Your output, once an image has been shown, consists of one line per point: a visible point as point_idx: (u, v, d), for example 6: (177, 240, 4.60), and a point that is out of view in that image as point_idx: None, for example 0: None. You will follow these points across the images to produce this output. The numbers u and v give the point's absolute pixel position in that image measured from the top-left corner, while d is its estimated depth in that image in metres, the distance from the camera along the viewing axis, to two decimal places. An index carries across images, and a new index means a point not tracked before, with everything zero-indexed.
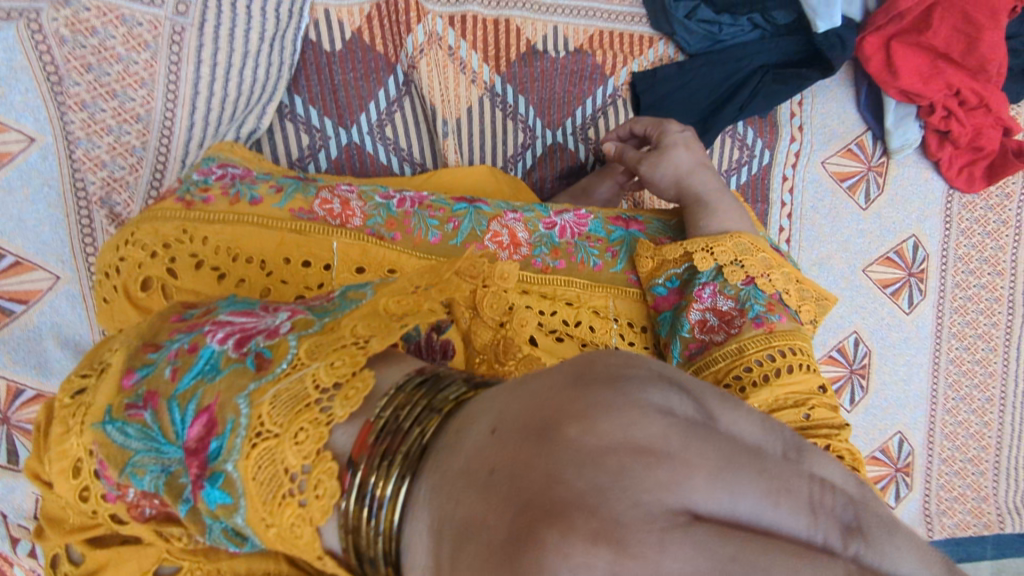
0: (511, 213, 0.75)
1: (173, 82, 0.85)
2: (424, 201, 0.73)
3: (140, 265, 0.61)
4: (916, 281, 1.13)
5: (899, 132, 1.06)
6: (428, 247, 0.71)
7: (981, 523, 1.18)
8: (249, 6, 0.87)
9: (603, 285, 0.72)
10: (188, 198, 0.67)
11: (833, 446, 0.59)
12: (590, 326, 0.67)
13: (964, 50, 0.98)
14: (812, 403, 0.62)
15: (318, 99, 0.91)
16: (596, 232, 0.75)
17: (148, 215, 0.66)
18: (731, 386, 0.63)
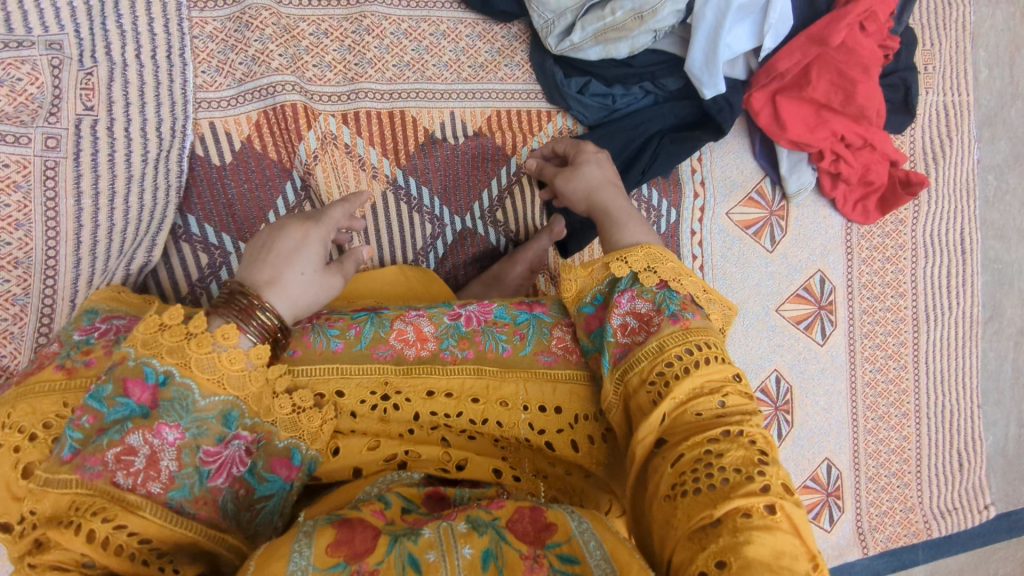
0: (415, 309, 0.76)
1: (52, 219, 0.80)
2: (322, 316, 0.75)
3: (16, 451, 0.59)
4: (826, 313, 1.18)
5: (795, 177, 1.11)
6: (332, 356, 0.72)
7: (911, 532, 1.25)
8: (128, 128, 0.83)
9: (515, 371, 0.72)
10: (69, 364, 0.65)
11: (747, 431, 0.57)
12: (496, 422, 0.70)
13: (844, 101, 1.01)
14: (727, 390, 0.61)
15: (213, 215, 0.89)
16: (501, 317, 0.75)
17: (23, 389, 0.63)
18: (653, 381, 0.63)
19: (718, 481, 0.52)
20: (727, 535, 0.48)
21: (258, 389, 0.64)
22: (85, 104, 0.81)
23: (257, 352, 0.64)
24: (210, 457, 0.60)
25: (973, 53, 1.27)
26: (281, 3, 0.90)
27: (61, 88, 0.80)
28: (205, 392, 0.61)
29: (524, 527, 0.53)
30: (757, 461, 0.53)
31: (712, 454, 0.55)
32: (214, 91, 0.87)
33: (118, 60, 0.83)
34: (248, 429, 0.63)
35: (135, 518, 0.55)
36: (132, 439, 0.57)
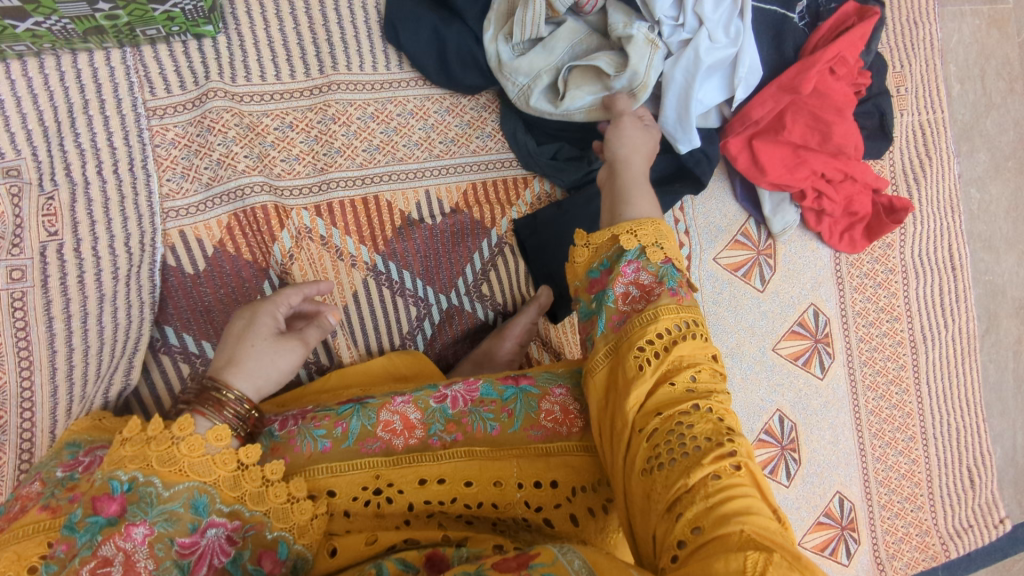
0: (399, 397, 0.78)
1: (23, 349, 0.76)
2: (306, 415, 0.75)
3: None
4: (823, 346, 1.17)
5: (779, 217, 1.10)
6: (321, 458, 0.72)
7: (930, 556, 1.23)
8: (95, 247, 0.81)
9: (506, 449, 0.75)
10: (53, 503, 0.61)
11: (716, 406, 0.57)
12: (492, 503, 0.73)
13: (821, 142, 1.00)
14: (702, 366, 0.61)
15: (191, 323, 0.87)
16: (487, 395, 0.79)
17: (7, 536, 0.59)
18: (644, 351, 0.61)
19: (692, 448, 0.53)
20: (702, 501, 0.49)
21: (230, 472, 0.63)
22: (48, 229, 0.79)
23: (217, 434, 0.64)
24: (186, 549, 0.60)
25: (942, 70, 1.27)
26: (243, 101, 0.88)
27: (22, 216, 0.77)
28: (168, 483, 0.61)
29: (508, 563, 0.52)
30: (727, 431, 0.54)
31: (684, 425, 0.55)
32: (181, 198, 0.85)
33: (80, 180, 0.81)
34: (221, 514, 0.62)
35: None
36: (105, 550, 0.58)
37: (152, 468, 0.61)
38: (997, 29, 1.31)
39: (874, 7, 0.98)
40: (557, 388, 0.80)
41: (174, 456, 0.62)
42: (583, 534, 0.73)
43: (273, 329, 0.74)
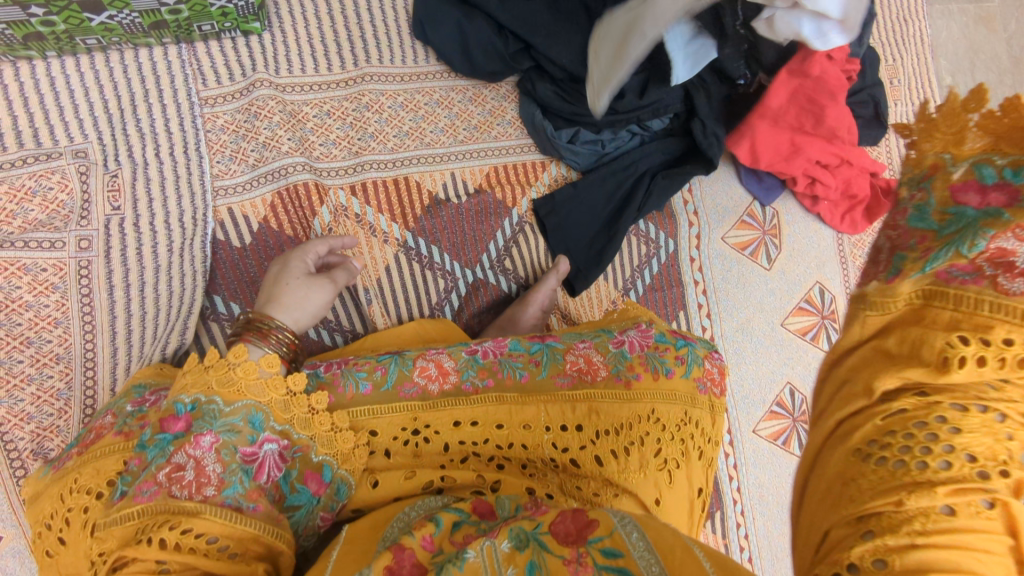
0: (433, 348, 0.85)
1: (88, 314, 0.85)
2: (349, 362, 0.81)
3: (86, 510, 0.65)
4: (830, 322, 1.22)
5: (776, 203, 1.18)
6: (362, 399, 0.78)
7: None
8: (152, 222, 0.89)
9: (534, 395, 0.82)
10: (127, 429, 0.71)
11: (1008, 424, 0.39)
12: (521, 444, 0.79)
13: (814, 125, 1.05)
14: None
15: (238, 293, 0.93)
16: (516, 349, 0.86)
17: (90, 454, 0.70)
18: (960, 329, 0.41)
19: (930, 461, 0.38)
20: (908, 527, 0.36)
21: (281, 395, 0.71)
22: (112, 204, 0.87)
23: (269, 361, 0.71)
24: (249, 458, 0.67)
25: (934, 64, 1.35)
26: (285, 91, 0.96)
27: (89, 193, 0.86)
28: (228, 400, 0.68)
29: (566, 531, 0.58)
30: (1001, 461, 0.38)
31: (949, 426, 0.39)
32: (229, 178, 0.93)
33: (140, 161, 0.89)
34: (275, 431, 0.70)
35: (198, 521, 0.60)
36: (177, 458, 0.65)
37: (214, 389, 0.69)
38: (985, 25, 1.39)
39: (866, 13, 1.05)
40: (580, 342, 0.88)
41: (232, 378, 0.69)
42: (607, 472, 0.79)
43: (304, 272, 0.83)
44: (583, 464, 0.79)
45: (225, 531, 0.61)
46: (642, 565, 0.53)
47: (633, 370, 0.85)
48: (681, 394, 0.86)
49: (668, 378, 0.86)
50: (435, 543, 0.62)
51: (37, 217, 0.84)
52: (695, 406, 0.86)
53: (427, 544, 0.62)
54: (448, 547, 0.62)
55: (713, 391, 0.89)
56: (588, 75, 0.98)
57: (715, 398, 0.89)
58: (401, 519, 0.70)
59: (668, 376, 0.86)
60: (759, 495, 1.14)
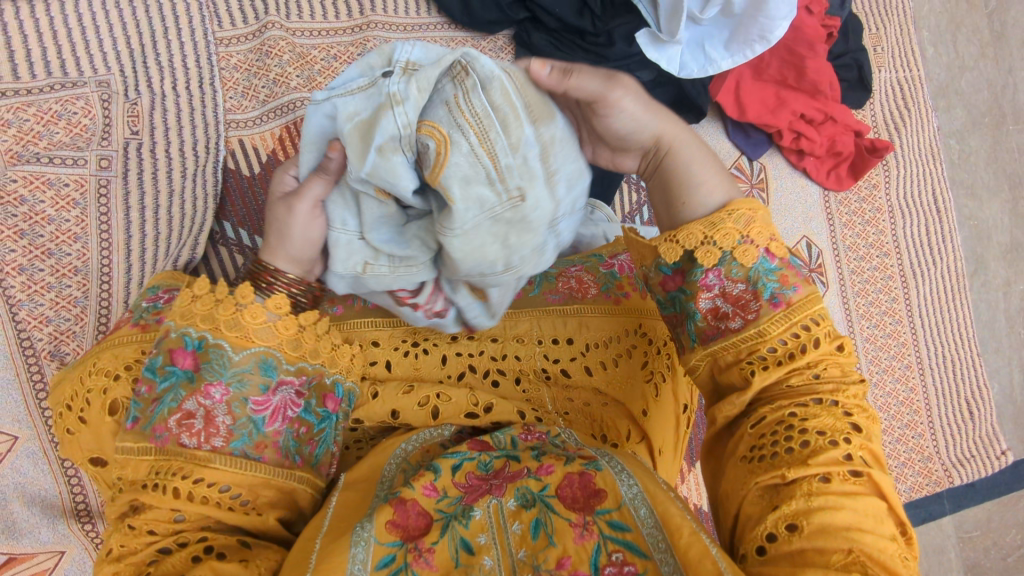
0: None
1: (106, 231, 0.90)
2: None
3: (105, 390, 0.69)
4: (817, 276, 1.26)
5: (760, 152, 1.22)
6: (367, 313, 0.85)
7: (933, 481, 1.29)
8: (167, 149, 0.94)
9: (527, 312, 0.84)
10: (144, 322, 0.75)
11: (840, 403, 0.53)
12: (515, 356, 0.81)
13: (797, 78, 1.14)
14: (825, 361, 0.55)
15: (247, 220, 0.98)
16: None
17: (109, 342, 0.74)
18: (742, 358, 0.56)
19: (798, 444, 0.50)
20: (800, 500, 0.47)
21: (292, 335, 0.64)
22: (131, 129, 0.93)
23: (276, 304, 0.63)
24: (261, 406, 0.61)
25: (916, 34, 1.40)
26: (295, 34, 1.03)
27: (110, 118, 0.92)
28: (237, 348, 0.61)
29: (575, 499, 0.58)
30: (846, 430, 0.51)
31: (798, 418, 0.52)
32: (241, 113, 1.00)
33: (158, 92, 0.95)
34: (289, 372, 0.63)
35: (210, 471, 0.58)
36: (188, 404, 0.59)
37: (224, 333, 0.61)
38: None
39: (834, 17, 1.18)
40: (572, 266, 0.88)
41: (239, 323, 0.62)
42: (595, 382, 0.79)
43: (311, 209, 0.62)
44: (574, 375, 0.80)
45: (237, 480, 0.59)
46: (650, 542, 0.53)
47: (622, 290, 0.84)
48: None
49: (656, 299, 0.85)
50: (439, 489, 0.61)
51: (61, 139, 0.90)
52: None
53: (431, 492, 0.60)
54: (452, 492, 0.61)
55: None
56: (581, 23, 1.06)
57: None
58: (398, 453, 0.70)
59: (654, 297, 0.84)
60: None
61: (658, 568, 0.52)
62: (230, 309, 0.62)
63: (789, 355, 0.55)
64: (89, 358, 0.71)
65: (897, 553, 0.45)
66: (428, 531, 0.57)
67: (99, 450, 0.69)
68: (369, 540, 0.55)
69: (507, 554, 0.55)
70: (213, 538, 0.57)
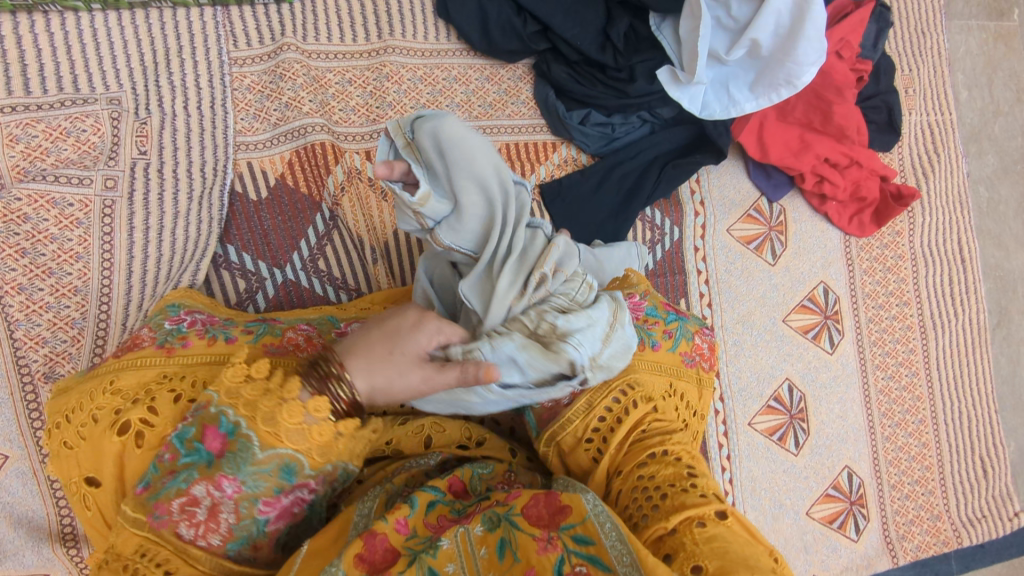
0: None
1: (108, 252, 0.88)
2: None
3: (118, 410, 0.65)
4: (832, 323, 1.22)
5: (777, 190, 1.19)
6: None
7: (941, 541, 1.25)
8: (174, 170, 0.93)
9: None
10: (168, 344, 0.73)
11: (669, 450, 0.68)
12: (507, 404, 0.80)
13: (823, 121, 1.11)
14: (645, 420, 0.73)
15: (250, 245, 0.96)
16: None
17: (130, 362, 0.71)
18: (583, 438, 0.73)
19: (661, 496, 0.61)
20: (689, 543, 0.54)
21: (324, 442, 0.58)
22: (139, 149, 0.92)
23: (316, 405, 0.57)
24: (270, 507, 0.59)
25: (951, 76, 1.36)
26: (311, 57, 1.01)
27: (119, 136, 0.91)
28: (265, 445, 0.57)
29: (540, 517, 0.57)
30: (687, 475, 0.63)
31: (639, 473, 0.66)
32: (252, 135, 0.97)
33: (168, 111, 0.94)
34: (309, 479, 0.59)
35: (193, 570, 0.57)
36: (196, 489, 0.57)
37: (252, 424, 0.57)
38: (1005, 42, 1.39)
39: (865, 61, 1.14)
40: None
41: (275, 419, 0.57)
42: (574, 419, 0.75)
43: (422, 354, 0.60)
44: None
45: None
46: (613, 554, 0.53)
47: None
48: (667, 366, 0.81)
49: (655, 351, 0.80)
50: (410, 526, 0.60)
51: (69, 156, 0.89)
52: (683, 379, 0.81)
53: (402, 528, 0.59)
54: (423, 531, 0.60)
55: (702, 366, 0.84)
56: (602, 58, 1.04)
57: (704, 373, 0.84)
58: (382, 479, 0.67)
59: (653, 350, 0.81)
60: (749, 488, 1.14)
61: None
62: (262, 400, 0.58)
63: (611, 426, 0.72)
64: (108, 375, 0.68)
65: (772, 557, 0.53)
66: (395, 564, 0.56)
67: (97, 470, 0.64)
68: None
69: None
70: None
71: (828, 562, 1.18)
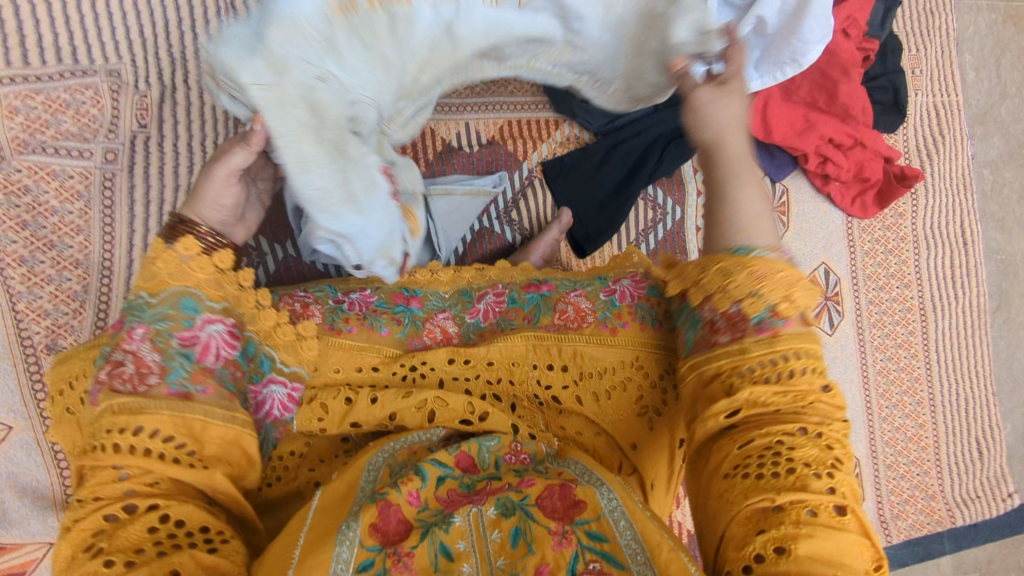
0: (441, 311, 0.82)
1: (109, 225, 0.88)
2: (371, 302, 0.80)
3: None
4: (833, 304, 1.23)
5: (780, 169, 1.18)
6: (375, 338, 0.78)
7: (935, 520, 1.26)
8: (175, 144, 0.92)
9: (521, 331, 0.78)
10: None
11: (825, 433, 0.54)
12: (508, 379, 0.77)
13: (828, 101, 1.10)
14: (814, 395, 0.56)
15: None
16: (512, 306, 0.82)
17: None
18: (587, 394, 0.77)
19: (785, 471, 0.52)
20: (788, 524, 0.50)
21: (210, 275, 0.66)
22: (138, 122, 0.91)
23: (201, 264, 0.65)
24: (187, 340, 0.62)
25: (959, 56, 1.34)
26: None
27: (118, 109, 0.90)
28: (151, 292, 0.63)
29: (555, 506, 0.58)
30: (831, 463, 0.53)
31: (786, 446, 0.53)
32: None
33: (168, 84, 0.93)
34: (214, 312, 0.65)
35: (145, 416, 0.56)
36: (115, 356, 0.60)
37: (138, 284, 0.63)
38: (1015, 22, 1.37)
39: (871, 42, 1.13)
40: (573, 290, 0.81)
41: (153, 271, 0.64)
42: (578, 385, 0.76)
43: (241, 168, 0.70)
44: (564, 401, 0.76)
45: (171, 421, 0.57)
46: (627, 552, 0.55)
47: (621, 319, 0.77)
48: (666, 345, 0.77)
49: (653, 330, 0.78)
50: (422, 499, 0.61)
51: (68, 128, 0.88)
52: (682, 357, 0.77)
53: (415, 500, 0.61)
54: (434, 504, 0.61)
55: None
56: None
57: None
58: (386, 449, 0.68)
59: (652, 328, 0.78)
60: None
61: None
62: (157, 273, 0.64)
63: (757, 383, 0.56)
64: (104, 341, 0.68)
65: (867, 561, 0.50)
66: (407, 536, 0.57)
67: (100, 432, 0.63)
68: (352, 541, 0.55)
69: (485, 562, 0.55)
70: (172, 507, 0.54)
71: None
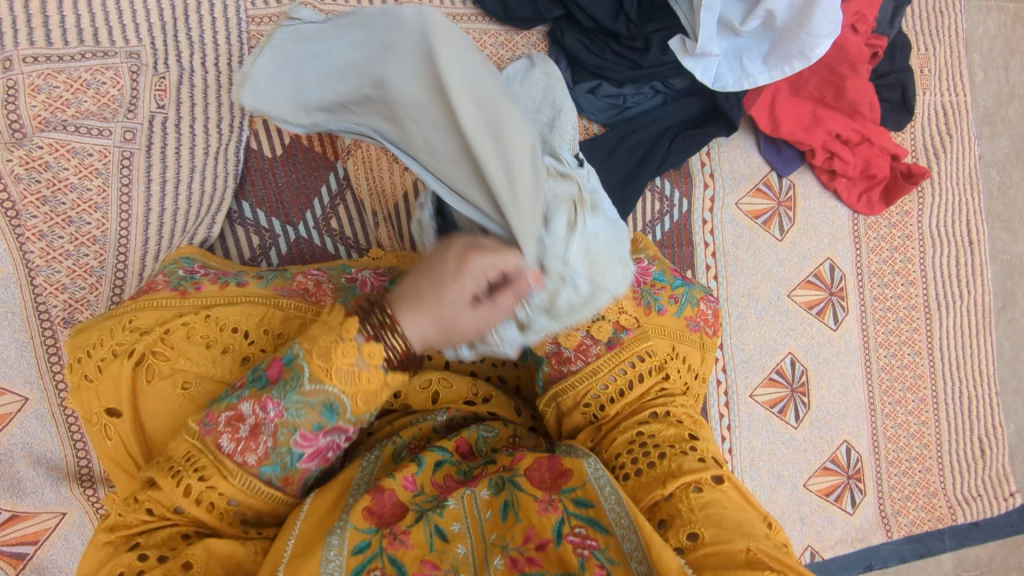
0: None
1: (125, 203, 0.90)
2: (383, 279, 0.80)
3: (138, 345, 0.69)
4: (837, 299, 1.23)
5: (784, 160, 1.19)
6: None
7: (936, 517, 1.26)
8: (192, 125, 0.94)
9: None
10: (182, 288, 0.75)
11: (673, 413, 0.71)
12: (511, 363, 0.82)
13: (835, 97, 1.11)
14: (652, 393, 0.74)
15: (264, 202, 0.98)
16: None
17: (142, 301, 0.74)
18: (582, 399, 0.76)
19: (656, 455, 0.64)
20: (686, 508, 0.57)
21: (369, 389, 0.58)
22: (157, 103, 0.93)
23: (370, 351, 0.56)
24: (306, 443, 0.58)
25: (968, 57, 1.35)
26: (327, 17, 1.02)
27: (138, 90, 0.92)
28: (313, 377, 0.56)
29: (542, 478, 0.59)
30: (688, 438, 0.66)
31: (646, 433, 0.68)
32: None
33: (187, 67, 0.95)
34: (349, 422, 0.58)
35: (225, 484, 0.57)
36: (243, 406, 0.58)
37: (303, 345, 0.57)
38: None
39: (879, 39, 1.14)
40: None
41: (323, 348, 0.56)
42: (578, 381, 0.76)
43: (473, 294, 0.56)
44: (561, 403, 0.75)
45: (248, 500, 0.58)
46: (611, 515, 0.55)
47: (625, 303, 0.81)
48: (670, 332, 0.80)
49: (658, 315, 0.80)
50: (418, 484, 0.62)
51: (88, 109, 0.90)
52: (685, 343, 0.81)
53: (410, 484, 0.61)
54: (430, 489, 0.62)
55: (706, 332, 0.84)
56: (614, 27, 1.05)
57: (708, 338, 0.83)
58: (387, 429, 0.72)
59: (657, 313, 0.81)
60: (748, 458, 1.17)
61: (619, 545, 0.53)
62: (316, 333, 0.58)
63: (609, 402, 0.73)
64: (128, 313, 0.72)
65: (762, 519, 0.57)
66: (402, 518, 0.58)
67: (116, 402, 0.67)
68: (344, 525, 0.55)
69: (480, 539, 0.56)
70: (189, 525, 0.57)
71: (821, 533, 1.21)
